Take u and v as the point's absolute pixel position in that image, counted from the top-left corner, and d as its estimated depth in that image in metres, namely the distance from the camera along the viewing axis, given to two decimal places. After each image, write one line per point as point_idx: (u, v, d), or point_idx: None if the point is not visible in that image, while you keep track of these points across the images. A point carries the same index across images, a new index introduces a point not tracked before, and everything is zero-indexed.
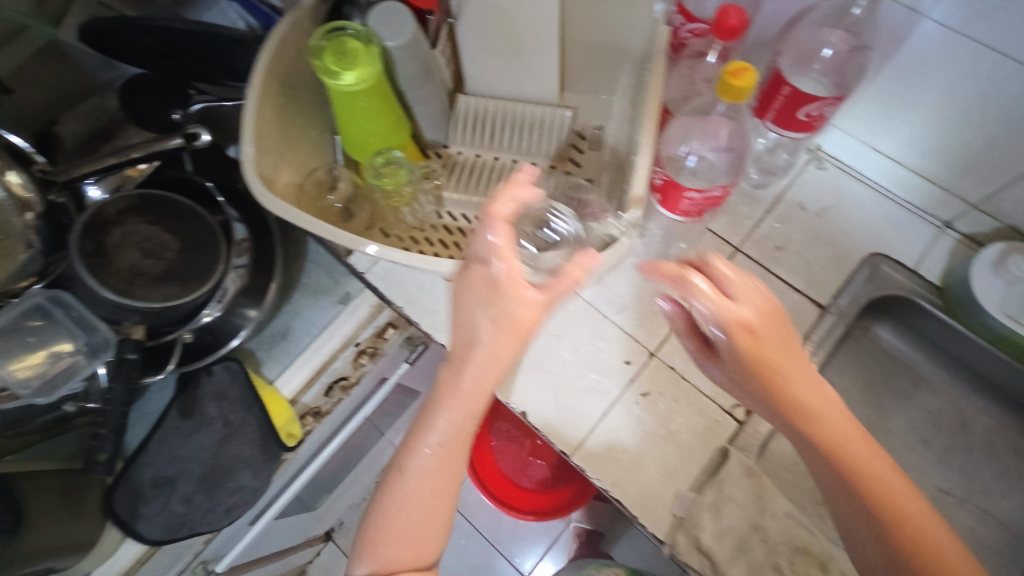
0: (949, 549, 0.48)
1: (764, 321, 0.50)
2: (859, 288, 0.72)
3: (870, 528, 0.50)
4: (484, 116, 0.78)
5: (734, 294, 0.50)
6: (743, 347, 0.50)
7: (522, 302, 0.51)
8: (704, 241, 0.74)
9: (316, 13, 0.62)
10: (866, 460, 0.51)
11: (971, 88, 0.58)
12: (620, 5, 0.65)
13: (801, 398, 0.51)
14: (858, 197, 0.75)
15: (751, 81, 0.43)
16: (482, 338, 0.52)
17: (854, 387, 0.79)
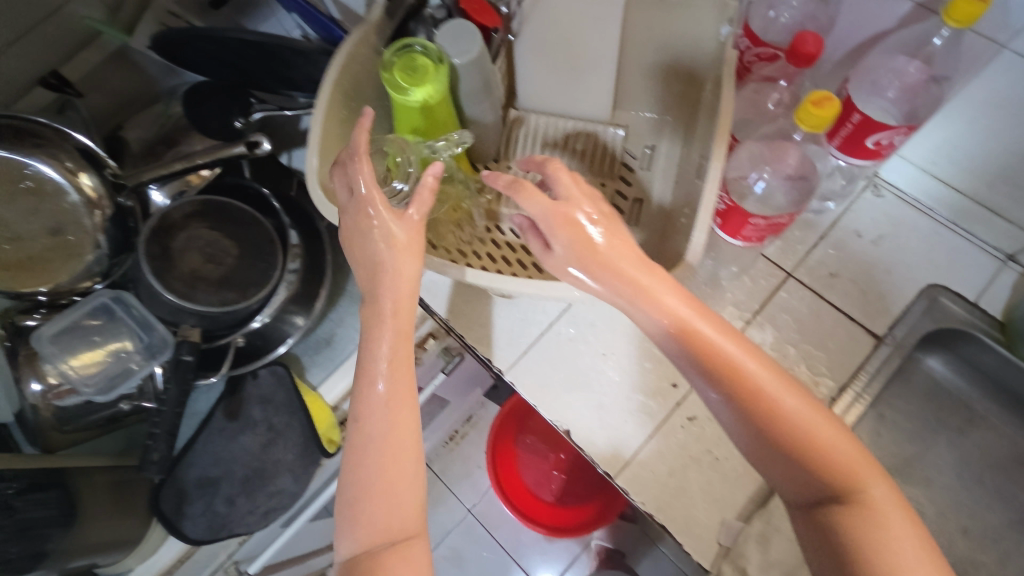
0: (856, 459, 0.46)
1: (585, 209, 0.51)
2: (917, 320, 0.70)
3: (760, 441, 0.47)
4: (536, 130, 0.78)
5: (562, 192, 0.52)
6: (562, 231, 0.51)
7: (383, 214, 0.52)
8: (757, 265, 0.73)
9: (382, 27, 0.63)
10: (751, 364, 0.47)
11: (991, 94, 0.58)
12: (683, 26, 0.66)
13: (651, 288, 0.49)
14: (917, 226, 0.73)
15: (834, 111, 0.43)
16: (380, 252, 0.52)
17: (906, 420, 0.76)
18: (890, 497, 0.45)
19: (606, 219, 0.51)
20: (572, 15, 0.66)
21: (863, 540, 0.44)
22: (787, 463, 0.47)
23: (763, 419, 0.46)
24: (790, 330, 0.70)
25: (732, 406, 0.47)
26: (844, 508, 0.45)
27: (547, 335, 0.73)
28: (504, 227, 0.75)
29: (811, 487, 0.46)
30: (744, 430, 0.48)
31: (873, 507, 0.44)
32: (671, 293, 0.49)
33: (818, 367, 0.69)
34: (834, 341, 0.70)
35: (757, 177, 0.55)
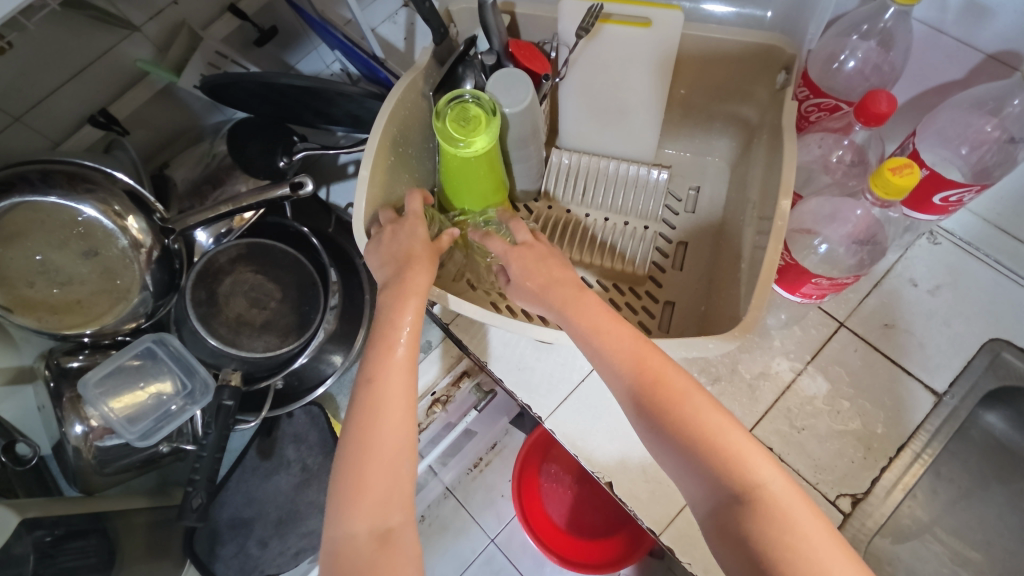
0: (760, 462, 0.43)
1: (532, 246, 0.58)
2: (976, 377, 0.67)
3: (668, 443, 0.46)
4: (577, 171, 0.77)
5: (519, 237, 0.60)
6: (515, 262, 0.58)
7: (422, 238, 0.56)
8: (808, 315, 0.71)
9: (430, 72, 0.64)
10: (656, 360, 0.49)
11: None
12: (736, 70, 0.64)
13: (573, 297, 0.53)
14: (977, 276, 0.70)
15: (912, 179, 0.43)
16: (400, 250, 0.55)
17: (963, 477, 0.72)
18: (790, 489, 0.43)
19: (552, 255, 0.58)
20: (621, 59, 0.65)
21: (765, 528, 0.41)
22: (690, 460, 0.45)
23: (665, 410, 0.46)
24: (842, 381, 0.68)
25: (638, 399, 0.48)
26: (743, 500, 0.42)
27: (588, 380, 0.71)
28: None
29: (715, 487, 0.44)
30: (651, 425, 0.47)
31: (769, 499, 0.42)
32: (588, 300, 0.53)
33: (873, 423, 0.66)
34: (888, 395, 0.67)
35: (822, 240, 0.54)
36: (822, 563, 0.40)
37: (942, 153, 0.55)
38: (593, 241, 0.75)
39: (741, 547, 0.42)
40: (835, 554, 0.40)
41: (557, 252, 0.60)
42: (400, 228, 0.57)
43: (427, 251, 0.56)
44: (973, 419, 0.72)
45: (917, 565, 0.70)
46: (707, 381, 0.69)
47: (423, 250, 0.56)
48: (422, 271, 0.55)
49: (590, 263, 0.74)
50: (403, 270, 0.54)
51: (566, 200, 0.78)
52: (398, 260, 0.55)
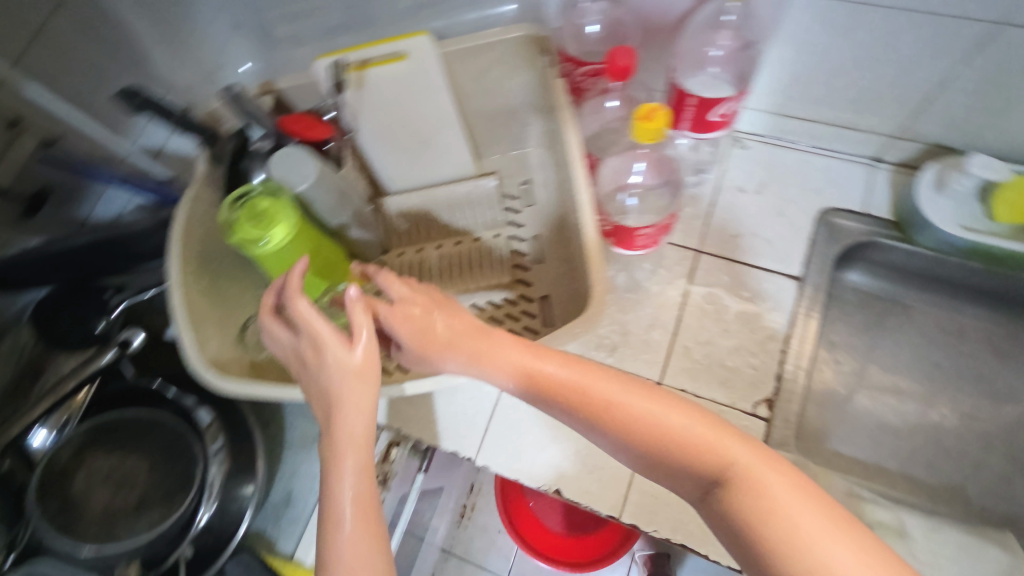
0: (723, 441, 0.42)
1: (419, 301, 0.50)
2: (823, 250, 0.72)
3: (638, 456, 0.44)
4: (412, 211, 0.77)
5: (396, 292, 0.51)
6: (401, 326, 0.49)
7: (335, 364, 0.46)
8: (666, 254, 0.74)
9: (212, 178, 0.60)
10: (595, 383, 0.45)
11: (803, 26, 0.60)
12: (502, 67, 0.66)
13: (486, 347, 0.48)
14: (786, 162, 0.76)
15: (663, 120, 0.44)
16: (320, 384, 0.47)
17: (855, 336, 0.77)
18: (759, 455, 0.41)
19: (446, 304, 0.51)
20: (396, 96, 0.65)
21: (745, 507, 0.39)
22: (661, 462, 0.44)
23: (621, 430, 0.44)
24: (719, 302, 0.71)
25: (595, 428, 0.45)
26: (722, 486, 0.41)
27: (502, 404, 0.70)
28: None
29: (694, 478, 0.43)
30: (618, 446, 0.45)
31: (746, 475, 0.40)
32: (507, 344, 0.48)
33: (758, 327, 0.70)
34: (759, 296, 0.71)
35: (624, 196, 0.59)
36: (804, 519, 0.37)
37: (702, 78, 0.59)
38: (454, 269, 0.76)
39: (730, 530, 0.40)
40: (817, 507, 0.38)
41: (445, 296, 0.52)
42: (303, 355, 0.47)
43: (358, 362, 0.46)
44: (837, 285, 0.78)
45: (853, 432, 0.73)
46: (606, 354, 0.70)
47: (349, 374, 0.46)
48: (358, 398, 0.46)
49: (456, 290, 0.74)
50: (334, 407, 0.46)
51: (413, 241, 0.78)
52: (326, 399, 0.47)
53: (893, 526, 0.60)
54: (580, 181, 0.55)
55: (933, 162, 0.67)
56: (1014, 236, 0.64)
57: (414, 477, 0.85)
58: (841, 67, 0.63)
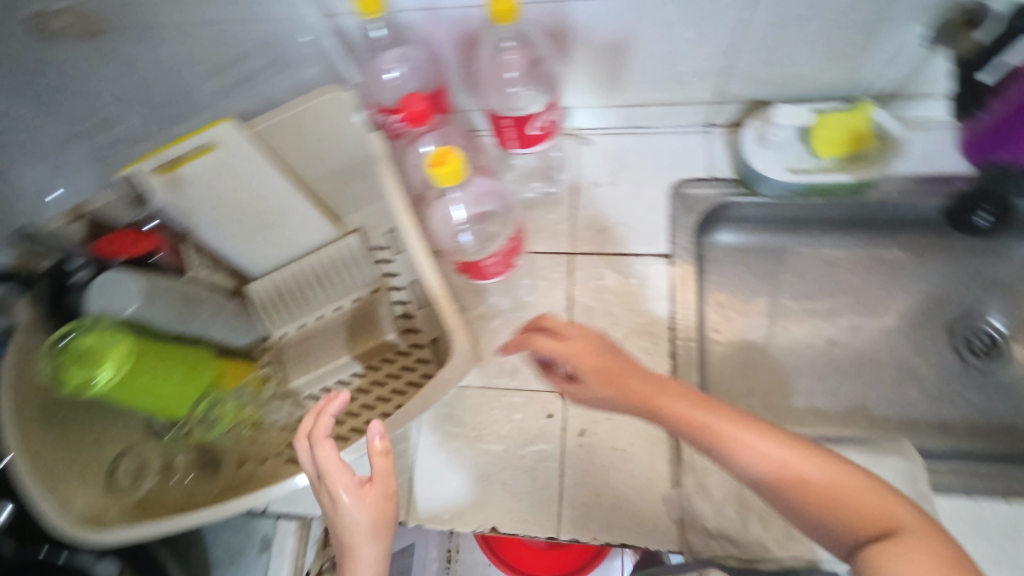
0: (894, 510, 0.40)
1: (581, 347, 0.54)
2: (683, 221, 0.75)
3: (798, 509, 0.42)
4: (283, 290, 0.74)
5: (566, 333, 0.56)
6: (580, 373, 0.53)
7: (352, 506, 0.45)
8: (542, 264, 0.75)
9: (36, 322, 0.55)
10: (731, 427, 0.45)
11: (596, 25, 0.62)
12: (324, 127, 0.64)
13: (649, 402, 0.49)
14: (631, 146, 0.78)
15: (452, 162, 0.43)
16: (337, 518, 0.46)
17: (738, 292, 0.80)
18: (937, 535, 0.38)
19: (603, 352, 0.53)
20: (220, 184, 0.61)
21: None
22: (819, 518, 0.41)
23: (786, 481, 0.42)
24: (602, 298, 0.73)
25: (758, 478, 0.43)
26: (889, 542, 0.38)
27: (419, 458, 0.68)
28: (316, 391, 0.70)
29: (845, 533, 0.40)
30: (767, 496, 0.44)
31: (913, 541, 0.38)
32: (672, 395, 0.48)
33: (643, 312, 0.71)
34: (637, 281, 0.73)
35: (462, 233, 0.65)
36: None
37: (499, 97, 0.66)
38: (342, 336, 0.73)
39: None
40: None
41: (608, 342, 0.55)
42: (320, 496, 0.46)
43: (371, 507, 0.45)
44: (709, 248, 0.81)
45: (758, 383, 0.75)
46: (508, 378, 0.70)
47: (362, 516, 0.45)
48: (377, 534, 0.45)
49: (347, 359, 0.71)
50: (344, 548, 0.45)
51: (292, 319, 0.74)
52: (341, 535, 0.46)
53: None
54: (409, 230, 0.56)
55: (751, 120, 0.71)
56: (838, 167, 0.68)
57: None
58: (644, 52, 0.66)
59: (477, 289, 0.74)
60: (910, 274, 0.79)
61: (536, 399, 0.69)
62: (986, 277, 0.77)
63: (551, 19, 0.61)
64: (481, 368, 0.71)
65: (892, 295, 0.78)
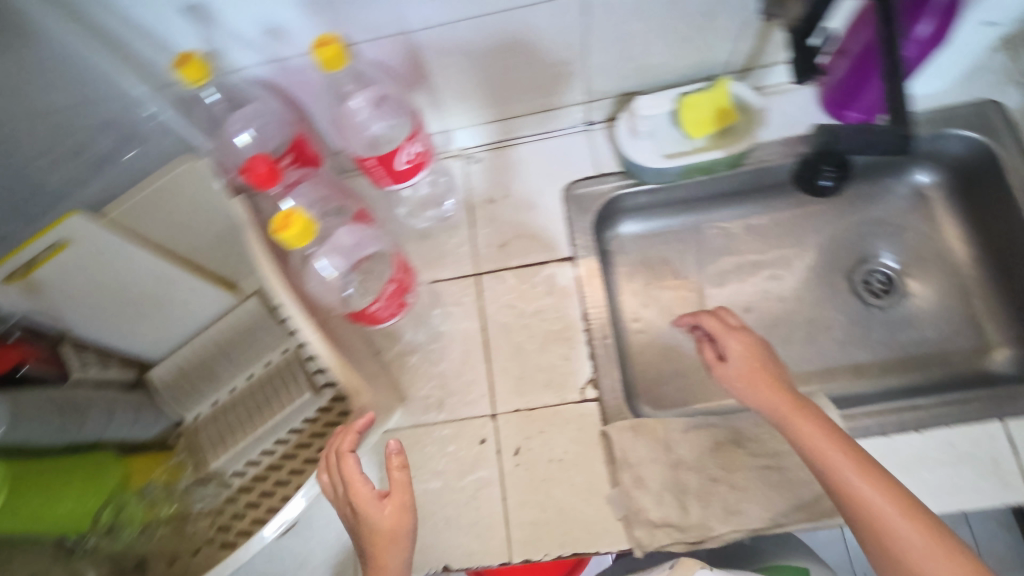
0: None
1: (743, 365, 0.56)
2: (580, 221, 0.75)
3: (875, 557, 0.46)
4: (188, 369, 0.71)
5: (738, 355, 0.57)
6: (736, 388, 0.56)
7: (374, 513, 0.48)
8: (450, 290, 0.74)
9: None
10: (836, 448, 0.48)
11: (446, 50, 0.62)
12: (187, 198, 0.62)
13: (787, 415, 0.52)
14: (518, 156, 0.79)
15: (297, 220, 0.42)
16: (362, 528, 0.49)
17: (651, 277, 0.81)
18: None
19: (766, 367, 0.55)
20: (88, 279, 0.58)
21: None
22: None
23: (876, 536, 0.45)
24: (514, 313, 0.72)
25: (847, 516, 0.47)
26: None
27: None
28: (241, 468, 0.66)
29: None
30: (854, 530, 0.48)
31: None
32: (817, 435, 0.50)
33: (557, 318, 0.72)
34: (545, 289, 0.73)
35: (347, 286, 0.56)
36: None
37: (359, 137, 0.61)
38: (260, 403, 0.69)
39: None
40: None
41: (770, 353, 0.57)
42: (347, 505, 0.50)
43: (388, 514, 0.48)
44: (614, 241, 0.82)
45: (685, 364, 0.77)
46: (436, 411, 0.69)
47: (385, 519, 0.48)
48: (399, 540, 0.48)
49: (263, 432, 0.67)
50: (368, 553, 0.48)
51: (206, 397, 0.71)
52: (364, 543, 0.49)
53: (729, 438, 0.65)
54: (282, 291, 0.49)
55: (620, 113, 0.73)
56: (711, 145, 0.70)
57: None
58: (503, 68, 0.66)
59: (389, 329, 0.73)
60: (805, 229, 0.81)
61: (467, 428, 0.68)
62: (872, 219, 0.80)
63: (398, 52, 0.60)
64: (407, 408, 0.70)
65: (794, 254, 0.81)
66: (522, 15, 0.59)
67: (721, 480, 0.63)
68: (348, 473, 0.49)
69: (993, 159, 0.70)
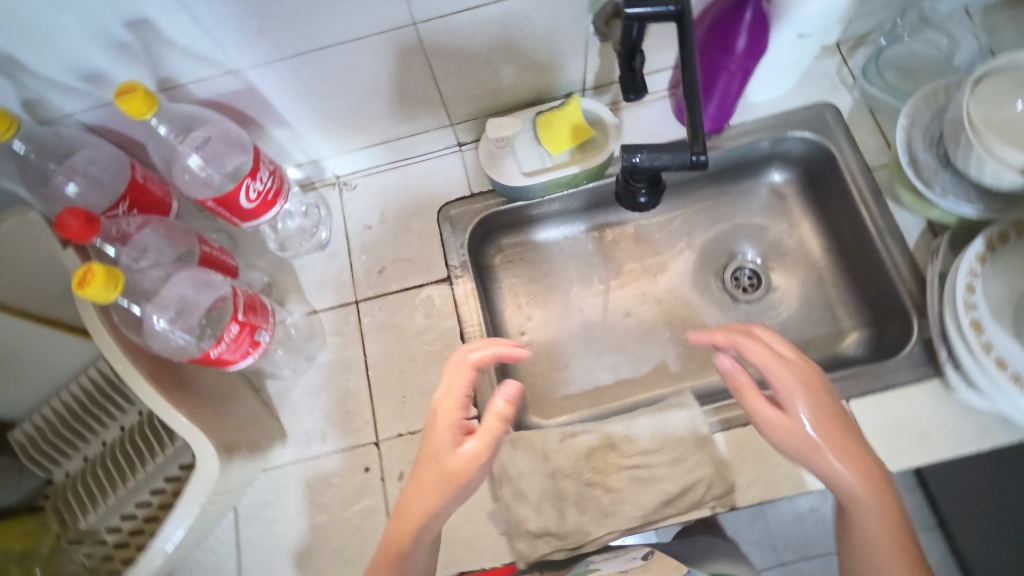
0: None
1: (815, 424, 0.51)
2: (455, 241, 0.76)
3: None
4: (48, 427, 0.68)
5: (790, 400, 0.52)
6: (773, 433, 0.52)
7: (458, 447, 0.48)
8: (330, 319, 0.74)
9: None
10: (888, 531, 0.48)
11: (287, 88, 0.63)
12: (20, 252, 0.60)
13: (854, 485, 0.49)
14: (393, 180, 0.79)
15: (95, 274, 0.47)
16: (425, 453, 0.49)
17: (538, 289, 0.83)
18: None
19: (839, 424, 0.51)
20: None
21: None
22: None
23: None
24: (396, 338, 0.73)
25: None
26: None
27: (244, 557, 0.65)
28: (113, 525, 0.64)
29: None
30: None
31: None
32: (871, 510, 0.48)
33: (436, 338, 0.73)
34: (424, 310, 0.74)
35: (178, 332, 0.56)
36: None
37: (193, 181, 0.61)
38: (125, 460, 0.65)
39: None
40: None
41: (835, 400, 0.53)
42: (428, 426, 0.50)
43: (455, 456, 0.47)
44: (499, 256, 0.84)
45: (570, 370, 0.79)
46: (319, 441, 0.69)
47: (453, 459, 0.47)
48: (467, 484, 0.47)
49: (130, 485, 0.64)
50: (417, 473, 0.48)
51: (73, 453, 0.68)
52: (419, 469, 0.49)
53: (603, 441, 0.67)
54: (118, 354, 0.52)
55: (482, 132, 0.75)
56: (571, 160, 0.73)
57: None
58: (354, 100, 0.68)
59: (267, 364, 0.72)
60: (680, 231, 0.84)
61: (350, 457, 0.68)
62: (738, 218, 0.84)
63: (232, 91, 0.61)
64: (289, 443, 0.69)
65: (673, 254, 0.84)
66: (384, 43, 0.60)
67: (597, 484, 0.65)
68: (454, 391, 0.51)
69: (829, 156, 0.76)
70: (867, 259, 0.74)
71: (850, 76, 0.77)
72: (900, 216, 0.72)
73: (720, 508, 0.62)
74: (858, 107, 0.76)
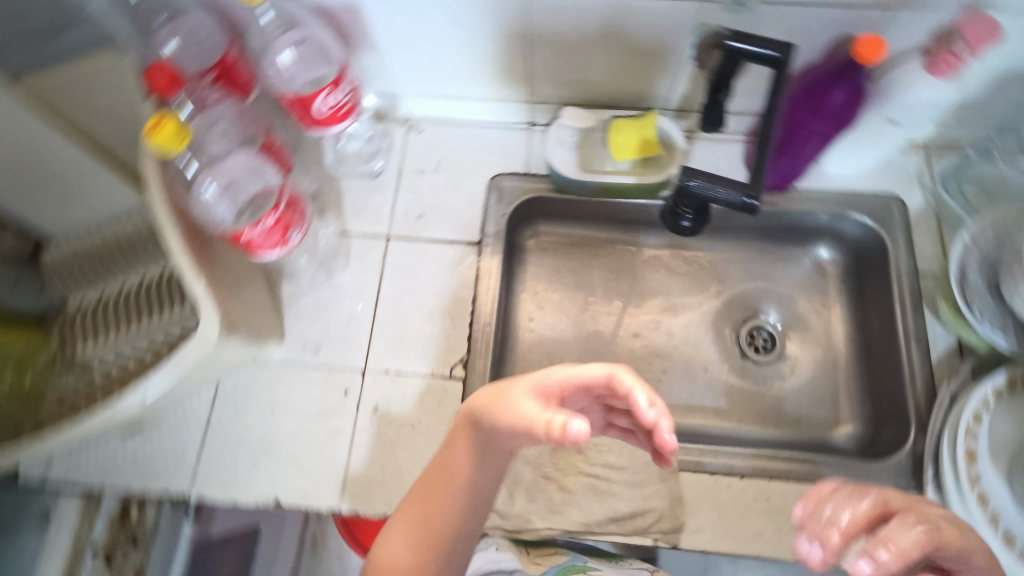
0: None
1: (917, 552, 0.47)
2: (498, 211, 0.78)
3: None
4: (78, 256, 0.72)
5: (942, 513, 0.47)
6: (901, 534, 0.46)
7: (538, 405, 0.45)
8: (358, 245, 0.77)
9: None
10: None
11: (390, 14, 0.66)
12: (103, 89, 0.65)
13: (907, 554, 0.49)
14: (459, 136, 0.81)
15: (167, 123, 0.50)
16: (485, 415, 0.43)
17: (561, 283, 0.84)
18: None
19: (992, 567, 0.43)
20: None
21: None
22: None
23: None
24: (412, 281, 0.75)
25: None
26: None
27: (209, 432, 0.68)
28: (100, 363, 0.67)
29: None
30: None
31: None
32: None
33: (450, 295, 0.74)
34: (447, 265, 0.76)
35: (222, 206, 0.59)
36: None
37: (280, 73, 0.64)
38: (130, 308, 0.68)
39: None
40: None
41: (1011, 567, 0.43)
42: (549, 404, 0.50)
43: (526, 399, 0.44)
44: (533, 240, 0.85)
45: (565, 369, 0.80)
46: (312, 352, 0.72)
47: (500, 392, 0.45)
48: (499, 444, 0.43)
49: (131, 333, 0.67)
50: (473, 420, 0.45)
51: (90, 287, 0.72)
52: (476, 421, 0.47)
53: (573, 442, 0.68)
54: (163, 211, 0.53)
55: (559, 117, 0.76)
56: (631, 170, 0.74)
57: (179, 527, 0.82)
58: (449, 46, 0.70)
59: (287, 265, 0.75)
60: (715, 275, 0.84)
61: (335, 375, 0.71)
62: (773, 279, 0.84)
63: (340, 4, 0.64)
64: (284, 343, 0.72)
65: (701, 294, 0.84)
66: None
67: (554, 479, 0.66)
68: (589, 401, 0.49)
69: (881, 246, 0.75)
70: (887, 358, 0.73)
71: (929, 177, 0.76)
72: (933, 328, 0.71)
73: (662, 542, 0.62)
74: (926, 210, 0.75)
